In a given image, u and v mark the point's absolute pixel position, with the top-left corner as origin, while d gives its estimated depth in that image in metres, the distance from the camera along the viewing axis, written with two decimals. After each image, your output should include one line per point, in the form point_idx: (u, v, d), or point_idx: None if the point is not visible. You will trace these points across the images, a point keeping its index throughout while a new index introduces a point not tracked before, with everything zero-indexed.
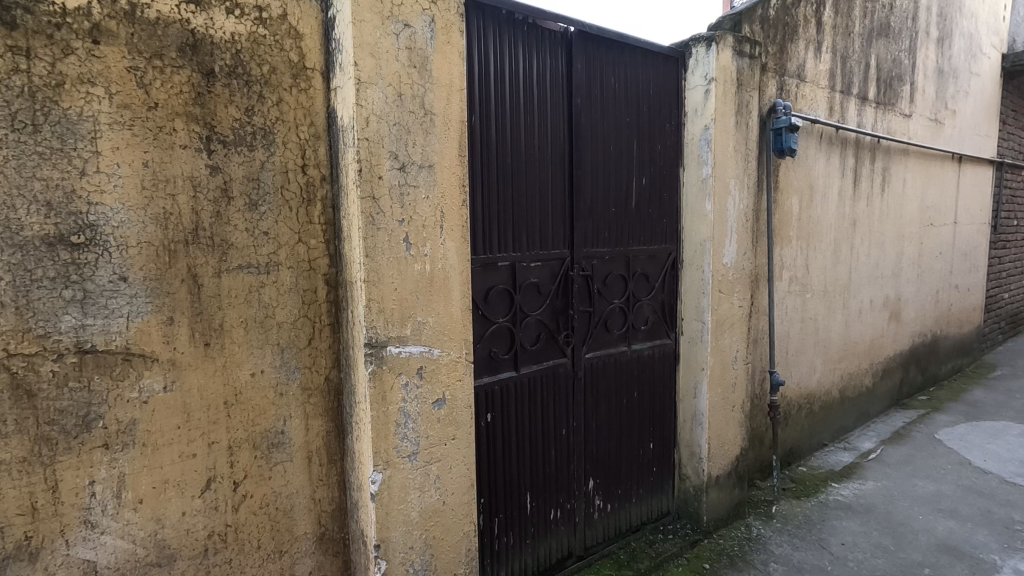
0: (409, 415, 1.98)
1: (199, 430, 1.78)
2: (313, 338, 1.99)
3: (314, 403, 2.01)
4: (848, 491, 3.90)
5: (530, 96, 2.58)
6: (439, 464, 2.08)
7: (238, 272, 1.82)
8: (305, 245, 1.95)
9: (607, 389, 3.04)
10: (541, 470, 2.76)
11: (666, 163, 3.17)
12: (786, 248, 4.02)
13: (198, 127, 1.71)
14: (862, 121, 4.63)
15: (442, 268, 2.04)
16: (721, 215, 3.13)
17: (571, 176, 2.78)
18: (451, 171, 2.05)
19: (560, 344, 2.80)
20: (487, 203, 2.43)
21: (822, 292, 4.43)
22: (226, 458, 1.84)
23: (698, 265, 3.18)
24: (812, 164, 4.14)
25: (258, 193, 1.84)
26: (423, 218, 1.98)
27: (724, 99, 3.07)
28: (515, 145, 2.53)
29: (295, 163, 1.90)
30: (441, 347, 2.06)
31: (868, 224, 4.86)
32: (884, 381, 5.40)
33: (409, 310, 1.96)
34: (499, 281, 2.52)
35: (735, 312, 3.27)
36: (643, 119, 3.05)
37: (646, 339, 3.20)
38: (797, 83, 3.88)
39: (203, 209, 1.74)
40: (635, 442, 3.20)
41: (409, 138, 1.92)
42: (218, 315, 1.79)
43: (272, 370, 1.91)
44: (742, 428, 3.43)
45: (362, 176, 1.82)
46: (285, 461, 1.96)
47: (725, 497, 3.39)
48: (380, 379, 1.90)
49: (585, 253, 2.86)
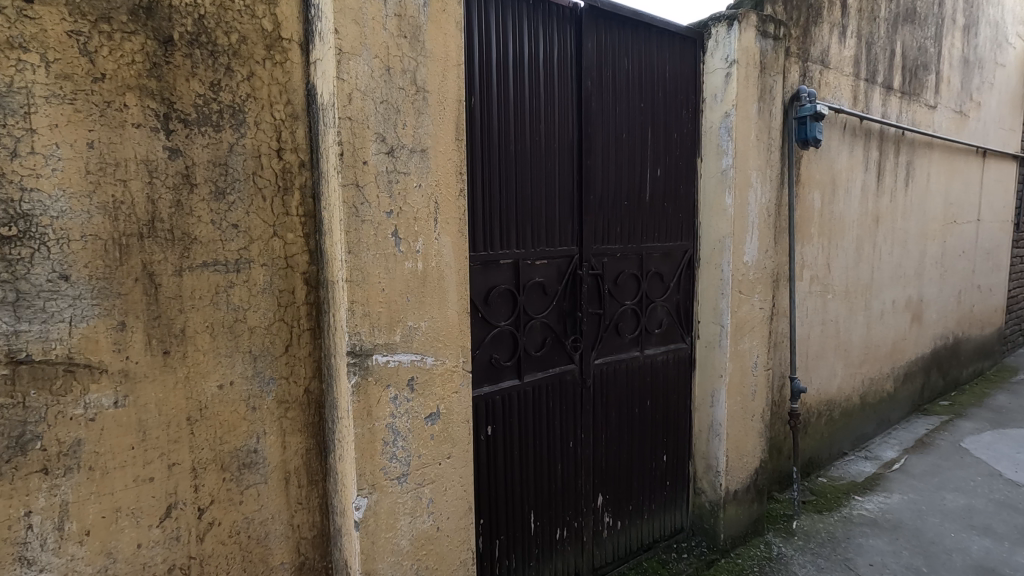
0: (398, 432, 1.76)
1: (157, 451, 1.56)
2: (291, 345, 1.77)
3: (292, 418, 1.79)
4: (872, 505, 3.66)
5: (536, 78, 2.35)
6: (433, 486, 1.86)
7: (202, 270, 1.59)
8: (281, 240, 1.73)
9: (618, 398, 2.81)
10: (547, 487, 2.54)
11: (683, 154, 2.93)
12: (807, 246, 3.77)
13: (153, 103, 1.49)
14: (886, 112, 4.38)
15: (436, 266, 1.81)
16: (742, 210, 2.88)
17: (580, 166, 2.54)
18: (447, 157, 1.81)
19: (567, 350, 2.57)
20: (488, 195, 2.21)
21: (844, 292, 4.18)
22: (190, 482, 1.62)
23: (716, 264, 2.94)
24: (835, 157, 3.89)
25: (226, 180, 1.62)
26: (415, 209, 1.75)
27: (747, 83, 2.82)
28: (519, 132, 2.30)
29: (269, 146, 1.68)
30: (436, 354, 1.83)
31: (891, 221, 4.61)
32: (906, 385, 5.15)
33: (397, 313, 1.73)
34: (502, 280, 2.29)
35: (756, 315, 3.03)
36: (659, 105, 2.81)
37: (661, 343, 2.97)
38: (821, 70, 3.63)
39: (161, 199, 1.52)
40: (647, 455, 2.97)
41: (399, 118, 1.69)
42: (179, 319, 1.57)
43: (243, 381, 1.69)
44: (761, 439, 3.20)
45: (344, 161, 1.59)
46: (259, 483, 1.74)
47: (743, 513, 3.15)
48: (365, 392, 1.68)
49: (595, 251, 2.63)
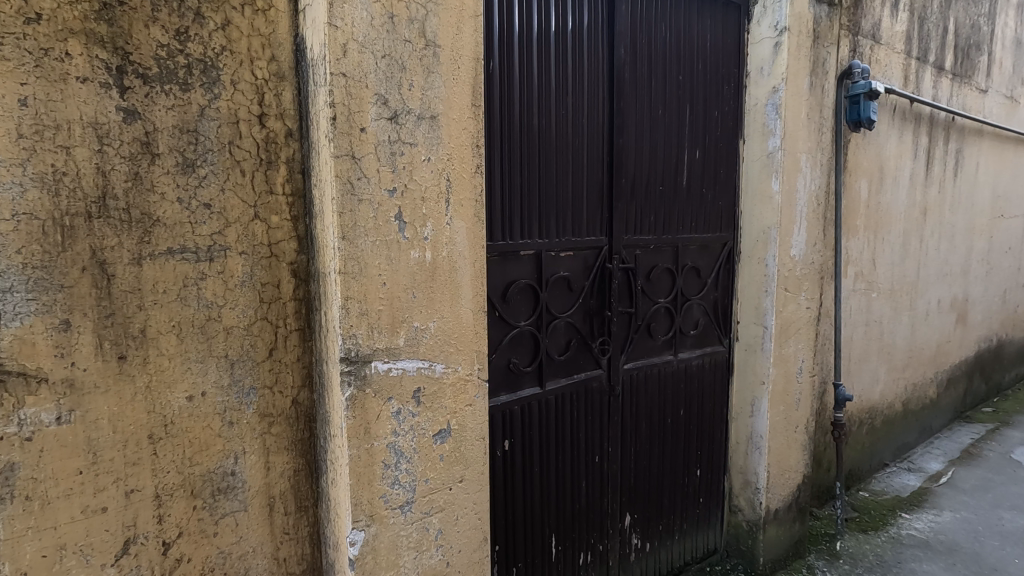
0: (401, 453, 1.48)
1: (111, 477, 1.29)
2: (275, 348, 1.50)
3: (277, 435, 1.52)
4: (922, 524, 3.34)
5: (564, 44, 2.05)
6: (442, 515, 1.58)
7: (166, 258, 1.32)
8: (263, 224, 1.45)
9: (648, 406, 2.51)
10: (570, 507, 2.26)
11: (724, 135, 2.62)
12: (853, 240, 3.45)
13: (102, 52, 1.22)
14: (937, 94, 4.02)
15: (447, 257, 1.52)
16: (790, 198, 2.57)
17: (610, 146, 2.24)
18: (461, 126, 1.52)
19: (594, 354, 2.28)
20: (508, 176, 1.92)
21: (889, 291, 3.86)
22: (153, 511, 1.35)
23: (759, 259, 2.63)
24: (883, 143, 3.56)
25: (196, 150, 1.34)
26: (422, 189, 1.46)
27: (799, 53, 2.51)
28: (544, 104, 2.01)
29: (249, 110, 1.40)
30: (446, 361, 1.55)
31: (939, 214, 4.26)
32: (949, 391, 4.80)
33: (401, 312, 1.45)
34: (522, 274, 2.01)
35: (803, 315, 2.72)
36: (698, 78, 2.50)
37: (696, 345, 2.67)
38: (872, 45, 3.30)
39: (114, 170, 1.25)
40: (679, 470, 2.67)
41: (404, 77, 1.40)
42: (137, 318, 1.29)
43: (217, 391, 1.41)
44: (805, 452, 2.89)
45: (337, 126, 1.31)
46: (237, 511, 1.47)
47: (784, 534, 2.86)
48: (362, 406, 1.40)
49: (626, 242, 2.33)
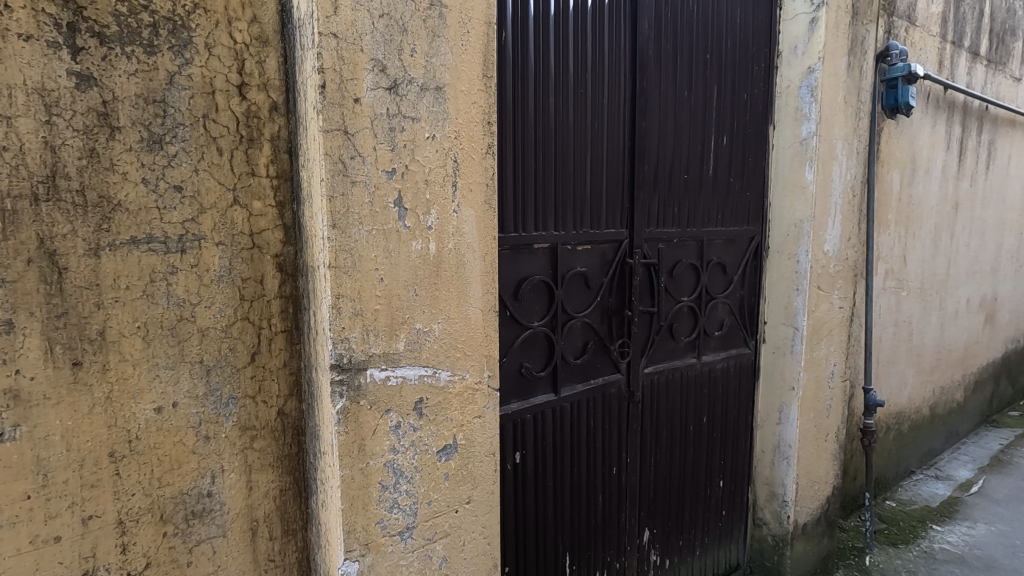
0: (401, 473, 1.30)
1: (65, 502, 1.12)
2: (258, 353, 1.32)
3: (262, 450, 1.35)
4: (955, 537, 3.15)
5: (583, 15, 1.85)
6: (447, 541, 1.40)
7: (129, 249, 1.14)
8: (244, 210, 1.27)
9: (669, 413, 2.33)
10: (585, 523, 2.08)
11: (753, 120, 2.42)
12: (884, 235, 3.24)
13: (50, 5, 1.03)
14: (971, 82, 3.80)
15: (454, 249, 1.34)
16: (825, 188, 2.38)
17: (633, 130, 2.05)
18: (470, 99, 1.33)
19: (612, 357, 2.10)
20: (522, 161, 1.73)
21: (919, 289, 3.65)
22: (116, 540, 1.18)
23: (790, 254, 2.44)
24: (916, 132, 3.35)
25: (164, 123, 1.16)
26: (426, 171, 1.27)
27: (837, 31, 2.31)
28: (562, 82, 1.81)
29: (227, 79, 1.22)
30: (452, 367, 1.36)
31: (970, 208, 4.04)
32: (976, 394, 4.59)
33: (401, 313, 1.27)
34: (535, 270, 1.83)
35: (835, 316, 2.53)
36: (728, 58, 2.30)
37: (720, 348, 2.47)
38: (907, 27, 3.09)
39: (65, 145, 1.07)
40: (701, 480, 2.48)
41: (405, 41, 1.22)
42: (95, 318, 1.11)
43: (190, 402, 1.23)
44: (835, 463, 2.71)
45: (327, 96, 1.13)
46: (215, 537, 1.29)
47: (811, 550, 2.68)
48: (356, 420, 1.22)
49: (648, 235, 2.14)
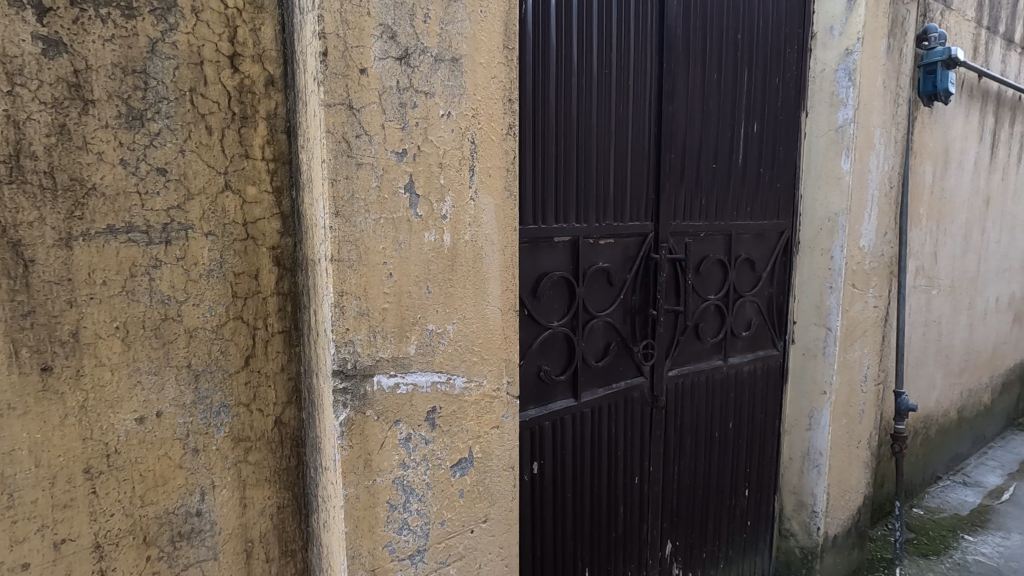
0: (411, 491, 1.17)
1: (33, 525, 0.99)
2: (253, 356, 1.19)
3: (257, 464, 1.22)
4: (989, 548, 3.00)
5: None
6: (463, 565, 1.26)
7: (106, 240, 1.01)
8: (237, 196, 1.14)
9: (694, 418, 2.19)
10: (606, 536, 1.94)
11: (785, 106, 2.26)
12: (915, 230, 3.08)
13: None
14: (1005, 70, 3.62)
15: (471, 242, 1.20)
16: (861, 179, 2.23)
17: (659, 114, 1.90)
18: (490, 73, 1.19)
19: (635, 359, 1.96)
20: (542, 146, 1.59)
21: (949, 287, 3.49)
22: (92, 566, 1.05)
23: (823, 250, 2.29)
24: (949, 122, 3.19)
25: (146, 97, 1.02)
26: (440, 153, 1.13)
27: (877, 9, 2.16)
28: (585, 61, 1.67)
29: (217, 49, 1.09)
30: (468, 373, 1.23)
31: (1002, 203, 3.86)
32: (1003, 397, 4.42)
33: (412, 313, 1.13)
34: (555, 265, 1.69)
35: (870, 315, 2.38)
36: (760, 38, 2.14)
37: (748, 349, 2.33)
38: (943, 10, 2.92)
39: (31, 120, 0.93)
40: (726, 489, 2.34)
41: (418, 6, 1.08)
42: (67, 317, 0.99)
43: (177, 411, 1.10)
44: (867, 471, 2.56)
45: (330, 65, 0.99)
46: (206, 561, 1.17)
47: (841, 563, 2.54)
48: (362, 432, 1.09)
49: (674, 228, 2.00)
